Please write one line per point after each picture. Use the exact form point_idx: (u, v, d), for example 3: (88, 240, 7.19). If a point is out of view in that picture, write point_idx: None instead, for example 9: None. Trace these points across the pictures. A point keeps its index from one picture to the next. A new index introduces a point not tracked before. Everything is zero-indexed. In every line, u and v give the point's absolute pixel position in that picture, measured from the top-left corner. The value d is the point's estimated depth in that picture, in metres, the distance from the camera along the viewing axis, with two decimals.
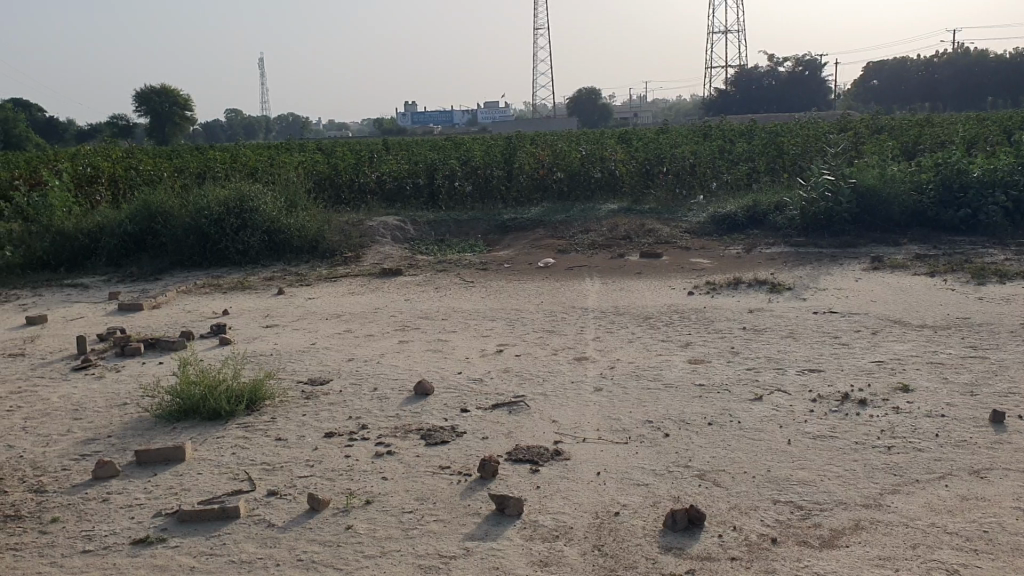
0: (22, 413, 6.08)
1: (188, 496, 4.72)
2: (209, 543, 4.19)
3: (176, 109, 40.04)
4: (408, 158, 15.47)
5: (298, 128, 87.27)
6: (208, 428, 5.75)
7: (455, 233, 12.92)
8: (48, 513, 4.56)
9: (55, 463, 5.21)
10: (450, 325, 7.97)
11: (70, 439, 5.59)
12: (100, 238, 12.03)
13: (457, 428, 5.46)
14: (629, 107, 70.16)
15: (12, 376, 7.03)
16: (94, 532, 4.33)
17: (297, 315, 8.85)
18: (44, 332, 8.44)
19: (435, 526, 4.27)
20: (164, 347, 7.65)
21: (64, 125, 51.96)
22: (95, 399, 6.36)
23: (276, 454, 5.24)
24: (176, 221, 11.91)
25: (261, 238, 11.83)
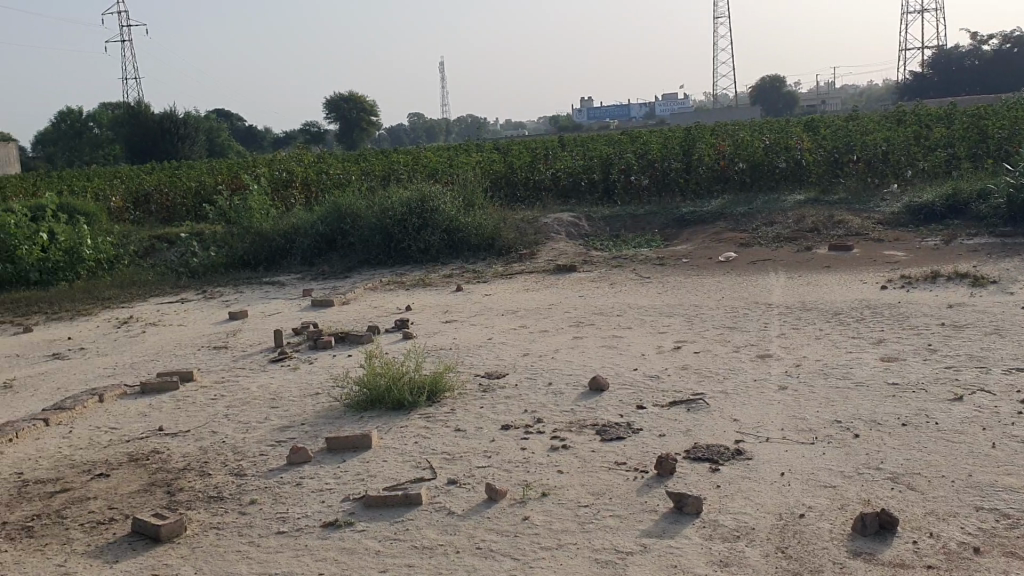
0: (226, 402, 6.53)
1: (374, 482, 4.91)
2: (393, 528, 4.34)
3: (364, 116, 42.03)
4: (584, 153, 15.48)
5: (479, 129, 89.43)
6: (392, 417, 5.97)
7: (632, 227, 12.80)
8: (247, 495, 4.86)
9: (254, 448, 5.56)
10: (628, 321, 7.90)
11: (266, 426, 5.94)
12: (295, 239, 12.77)
13: (634, 424, 5.41)
14: (814, 96, 67.30)
15: (218, 366, 7.57)
16: (289, 514, 4.59)
17: (475, 311, 9.03)
18: (244, 327, 9.03)
19: (612, 521, 4.23)
20: (352, 341, 8.00)
21: (263, 134, 55.66)
22: (290, 389, 6.75)
23: (455, 445, 5.36)
24: (363, 221, 12.46)
25: (441, 236, 12.17)
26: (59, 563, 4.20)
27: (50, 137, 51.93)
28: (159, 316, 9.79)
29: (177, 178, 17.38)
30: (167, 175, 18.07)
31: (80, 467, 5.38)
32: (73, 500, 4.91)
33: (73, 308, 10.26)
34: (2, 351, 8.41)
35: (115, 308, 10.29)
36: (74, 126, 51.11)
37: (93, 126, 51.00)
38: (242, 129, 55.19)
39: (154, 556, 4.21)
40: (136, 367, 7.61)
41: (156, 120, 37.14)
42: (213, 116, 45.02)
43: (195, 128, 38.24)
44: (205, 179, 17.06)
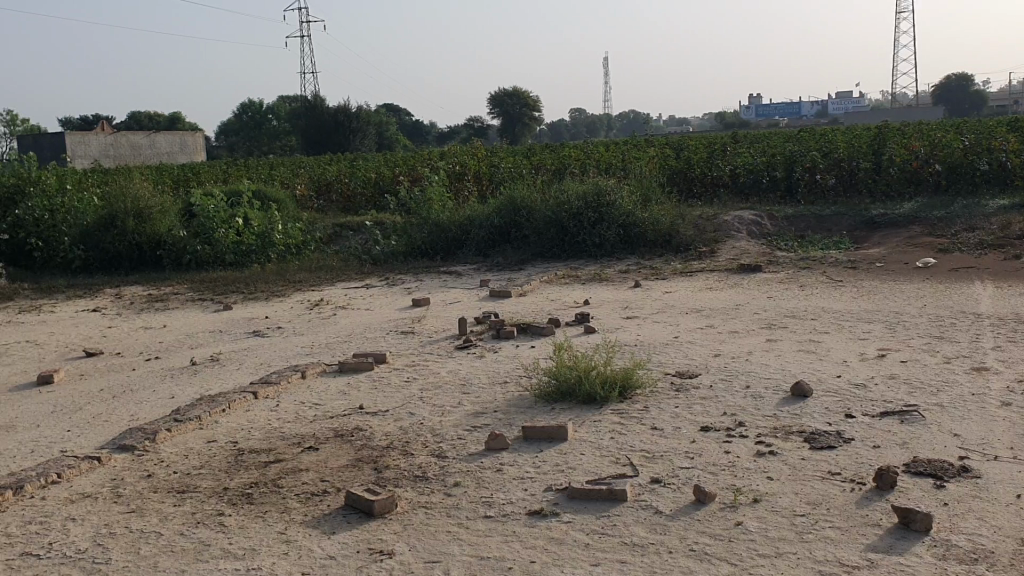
0: (419, 385, 6.67)
1: (576, 474, 4.88)
2: (600, 523, 4.29)
3: (527, 111, 42.40)
4: (763, 151, 15.03)
5: (639, 126, 88.71)
6: (584, 411, 5.93)
7: (817, 228, 12.34)
8: (451, 477, 4.93)
9: (451, 431, 5.64)
10: (823, 325, 7.58)
11: (461, 411, 6.03)
12: (470, 230, 12.97)
13: (843, 433, 5.16)
14: (1004, 95, 62.94)
15: (408, 350, 7.77)
16: (494, 500, 4.62)
17: (657, 307, 8.91)
18: (428, 314, 9.22)
19: (833, 533, 4.04)
20: (536, 332, 8.03)
21: (428, 128, 57.19)
22: (479, 376, 6.83)
23: (655, 443, 5.26)
24: (539, 213, 12.55)
25: (617, 231, 12.06)
26: (280, 530, 4.31)
27: (234, 128, 55.08)
28: (346, 300, 10.13)
29: (357, 168, 18.06)
30: (346, 166, 18.82)
31: (289, 439, 5.57)
32: (287, 471, 5.06)
33: (266, 290, 10.76)
34: (207, 327, 8.87)
35: (305, 291, 10.72)
36: (254, 118, 53.93)
37: (271, 118, 53.61)
38: (409, 123, 56.98)
39: (369, 530, 4.30)
40: (331, 348, 7.89)
41: (331, 114, 38.70)
42: (384, 112, 46.60)
43: (367, 122, 39.61)
44: (383, 170, 17.63)
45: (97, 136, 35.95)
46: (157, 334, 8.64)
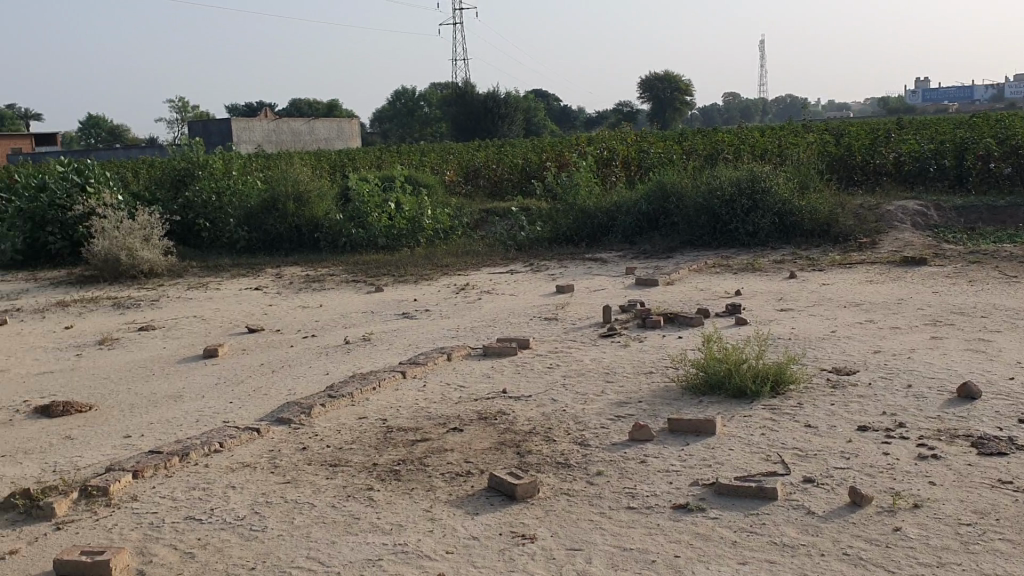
0: (563, 371, 6.67)
1: (723, 469, 4.76)
2: (747, 520, 4.17)
3: (678, 95, 41.67)
4: (931, 138, 14.22)
5: (794, 110, 85.79)
6: (733, 405, 5.77)
7: (989, 220, 11.59)
8: (594, 466, 4.90)
9: (595, 420, 5.61)
10: (995, 324, 7.10)
11: (605, 400, 5.99)
12: (618, 217, 12.85)
13: (1016, 440, 4.81)
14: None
15: (552, 336, 7.78)
16: (638, 491, 4.56)
17: (812, 300, 8.58)
18: (573, 301, 9.20)
19: (1004, 545, 3.77)
20: (683, 322, 7.89)
21: (576, 114, 57.20)
22: (625, 365, 6.76)
23: (807, 441, 5.06)
24: (689, 199, 12.30)
25: (771, 219, 11.68)
26: (425, 508, 4.39)
27: (387, 114, 56.68)
28: (492, 285, 10.24)
29: (505, 154, 18.24)
30: (494, 152, 19.03)
31: (436, 419, 5.67)
32: (433, 450, 5.16)
33: (416, 273, 11.01)
34: (359, 308, 9.16)
35: (452, 275, 10.90)
36: (407, 105, 55.29)
37: (423, 105, 54.80)
38: (558, 108, 57.17)
39: (511, 513, 4.32)
40: (477, 331, 8.00)
41: (481, 99, 39.23)
42: (533, 97, 46.86)
43: (515, 107, 39.91)
44: (531, 156, 17.72)
45: (261, 122, 37.67)
46: (313, 313, 8.97)
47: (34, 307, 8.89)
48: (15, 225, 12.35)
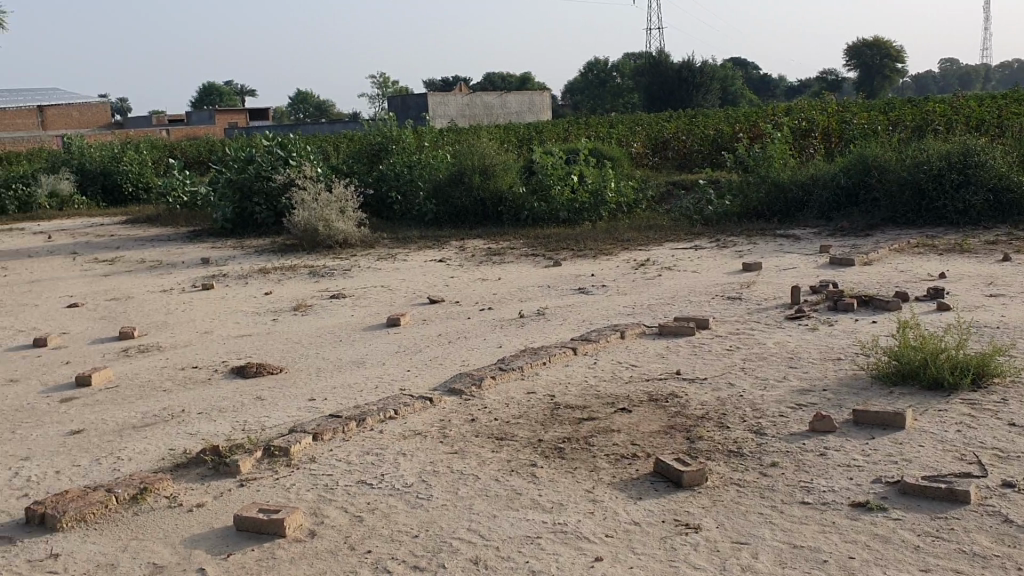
0: (743, 354, 6.43)
1: (911, 467, 4.43)
2: (934, 524, 3.86)
3: (888, 62, 39.27)
4: None
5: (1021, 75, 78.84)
6: (928, 397, 5.36)
7: None
8: (768, 457, 4.68)
9: (773, 408, 5.36)
10: None
11: (785, 386, 5.71)
12: (813, 191, 12.25)
13: None
14: None
15: (734, 317, 7.51)
16: (814, 485, 4.31)
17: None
18: (759, 280, 8.83)
19: None
20: (878, 306, 7.41)
21: (775, 84, 55.12)
22: (810, 350, 6.43)
23: (1010, 441, 4.62)
24: (891, 174, 11.54)
25: (985, 196, 10.78)
26: (587, 489, 4.32)
27: (580, 86, 56.71)
28: (673, 261, 10.01)
29: (696, 125, 17.79)
30: (684, 123, 18.59)
31: (604, 398, 5.61)
32: (600, 429, 5.10)
33: (597, 247, 10.94)
34: (538, 282, 9.19)
35: (634, 251, 10.74)
36: (600, 77, 55.10)
37: (617, 77, 54.33)
38: (756, 78, 55.33)
39: (677, 501, 4.20)
40: (655, 309, 7.85)
41: (676, 69, 38.47)
42: (730, 67, 45.49)
43: (711, 77, 38.83)
44: (722, 127, 17.17)
45: (457, 96, 38.56)
46: (494, 286, 9.08)
47: (239, 273, 9.46)
48: (226, 194, 13.20)
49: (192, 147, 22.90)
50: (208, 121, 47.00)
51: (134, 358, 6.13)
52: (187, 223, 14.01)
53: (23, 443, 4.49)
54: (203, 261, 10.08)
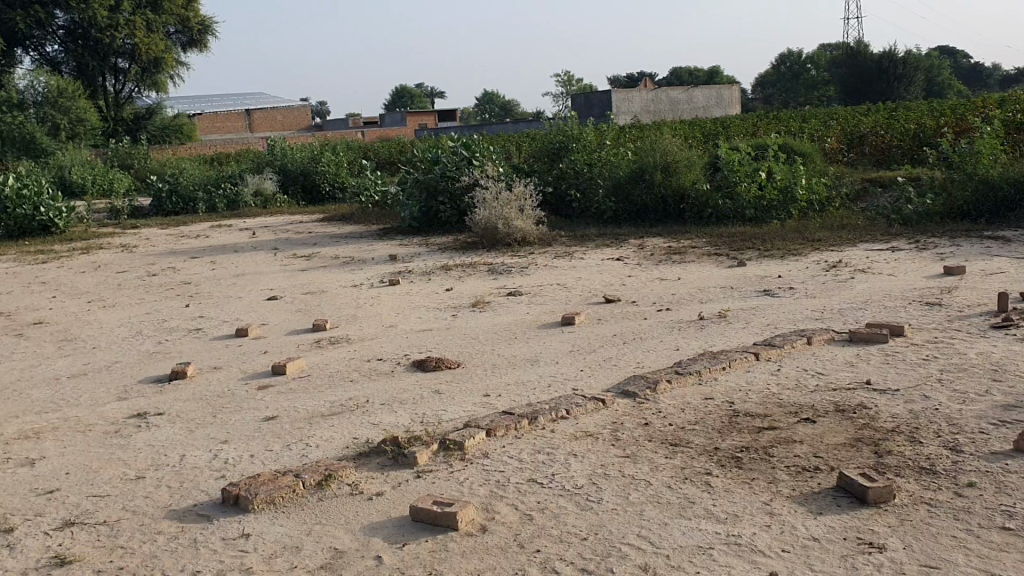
0: (940, 365, 6.01)
1: None
2: None
3: None
4: None
5: None
6: None
7: None
8: (964, 476, 4.35)
9: (973, 424, 4.98)
10: None
11: (988, 401, 5.29)
12: None
13: None
14: None
15: (932, 325, 7.04)
16: (1017, 510, 3.96)
17: None
18: (962, 285, 8.24)
19: None
20: None
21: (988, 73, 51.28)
22: (1018, 363, 5.93)
23: None
24: None
25: None
26: (765, 501, 3.98)
27: (771, 79, 54.87)
28: (867, 263, 9.52)
29: (896, 120, 16.84)
30: (883, 117, 17.63)
31: (787, 407, 5.35)
32: (781, 440, 4.80)
33: (784, 248, 10.55)
34: (720, 283, 8.97)
35: (824, 251, 10.28)
36: (793, 68, 53.07)
37: (811, 69, 52.10)
38: (966, 67, 51.70)
39: (861, 518, 3.88)
40: (844, 314, 7.48)
41: (876, 60, 36.50)
42: (937, 56, 42.69)
43: (916, 67, 36.57)
44: (925, 121, 16.15)
45: (643, 92, 38.17)
46: (673, 286, 8.93)
47: (423, 269, 9.77)
48: (413, 193, 13.69)
49: (384, 147, 23.92)
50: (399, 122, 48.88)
51: (325, 349, 6.47)
52: (377, 221, 14.64)
53: (224, 427, 4.84)
54: (390, 257, 10.50)
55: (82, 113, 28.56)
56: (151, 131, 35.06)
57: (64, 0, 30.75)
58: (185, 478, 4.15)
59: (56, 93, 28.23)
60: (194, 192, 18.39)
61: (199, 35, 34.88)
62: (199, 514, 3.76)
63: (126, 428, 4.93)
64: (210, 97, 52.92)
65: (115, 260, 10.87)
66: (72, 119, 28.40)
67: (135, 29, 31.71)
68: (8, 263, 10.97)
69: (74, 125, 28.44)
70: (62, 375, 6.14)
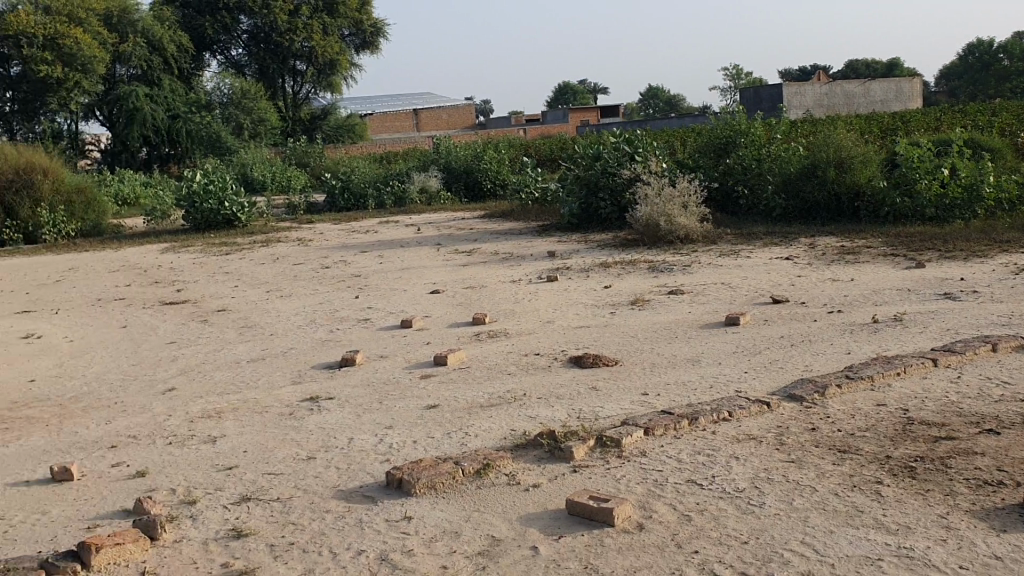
0: None
1: None
2: None
3: None
4: None
5: None
6: None
7: None
8: None
9: None
10: None
11: None
12: None
13: None
14: None
15: None
16: None
17: None
18: None
19: None
20: None
21: None
22: None
23: None
24: None
25: None
26: (941, 514, 3.65)
27: (957, 71, 51.58)
28: None
29: None
30: None
31: (968, 417, 4.93)
32: (959, 452, 4.38)
33: (967, 249, 9.91)
34: (896, 285, 8.52)
35: (1013, 253, 9.58)
36: (982, 59, 49.69)
37: (1002, 59, 48.59)
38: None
39: None
40: None
41: None
42: None
43: None
44: None
45: (815, 86, 36.63)
46: (845, 288, 8.54)
47: (583, 266, 9.77)
48: (574, 190, 13.72)
49: (546, 144, 24.09)
50: (561, 119, 49.10)
51: (484, 342, 6.50)
52: (538, 218, 14.75)
53: (389, 413, 5.00)
54: (550, 253, 10.56)
55: (263, 113, 30.14)
56: (325, 131, 36.57)
57: (249, 7, 32.72)
58: (352, 460, 4.32)
59: (240, 95, 29.94)
60: (364, 190, 19.12)
61: (372, 38, 36.27)
62: (364, 496, 3.91)
63: (299, 411, 5.19)
64: (381, 97, 54.83)
65: (290, 253, 11.44)
66: (254, 119, 30.01)
67: (312, 32, 33.31)
68: (197, 254, 11.76)
69: (257, 125, 30.15)
70: (243, 359, 6.53)
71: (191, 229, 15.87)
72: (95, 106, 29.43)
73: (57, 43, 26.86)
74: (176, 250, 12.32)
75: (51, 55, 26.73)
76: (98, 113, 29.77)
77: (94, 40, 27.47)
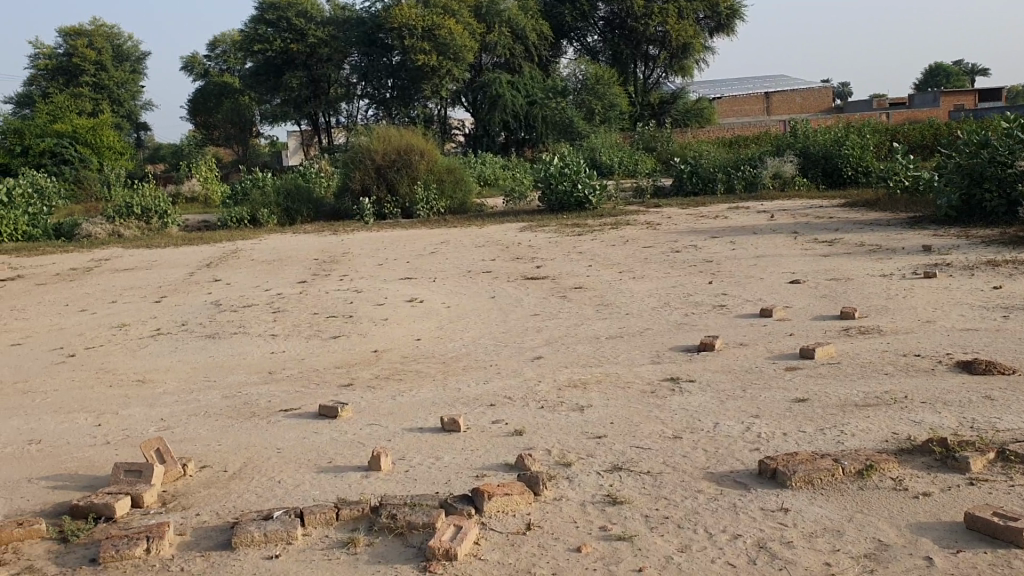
0: None
1: None
2: None
3: None
4: None
5: None
6: None
7: None
8: None
9: None
10: None
11: None
12: None
13: None
14: None
15: None
16: None
17: None
18: None
19: None
20: None
21: None
22: None
23: None
24: None
25: None
26: None
27: None
28: None
29: None
30: None
31: None
32: None
33: None
34: None
35: None
36: None
37: None
38: None
39: None
40: None
41: None
42: None
43: None
44: None
45: None
46: None
47: (963, 263, 8.95)
48: (954, 180, 12.60)
49: (915, 130, 22.39)
50: (931, 102, 45.30)
51: (854, 338, 6.18)
52: (906, 209, 13.76)
53: (756, 402, 4.92)
54: (923, 248, 9.78)
55: (615, 98, 30.78)
56: (674, 116, 36.48)
57: None
58: (720, 445, 4.32)
59: (594, 80, 30.96)
60: (714, 173, 18.99)
61: (727, 20, 35.61)
62: (736, 481, 3.89)
63: (661, 390, 5.28)
64: (731, 81, 53.68)
65: (642, 236, 11.64)
66: (606, 104, 30.84)
67: (667, 16, 33.38)
68: (553, 234, 12.34)
69: (606, 110, 30.90)
70: (602, 335, 6.77)
71: (546, 209, 16.71)
72: (462, 93, 31.95)
73: (434, 34, 29.36)
74: (535, 229, 13.02)
75: (428, 45, 29.22)
76: (463, 99, 32.21)
77: (464, 31, 29.81)
